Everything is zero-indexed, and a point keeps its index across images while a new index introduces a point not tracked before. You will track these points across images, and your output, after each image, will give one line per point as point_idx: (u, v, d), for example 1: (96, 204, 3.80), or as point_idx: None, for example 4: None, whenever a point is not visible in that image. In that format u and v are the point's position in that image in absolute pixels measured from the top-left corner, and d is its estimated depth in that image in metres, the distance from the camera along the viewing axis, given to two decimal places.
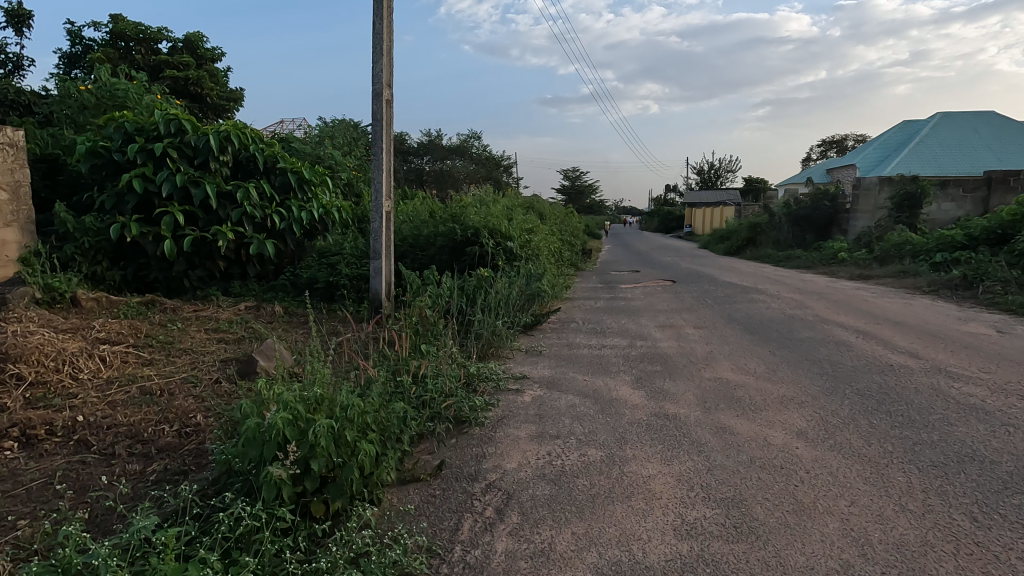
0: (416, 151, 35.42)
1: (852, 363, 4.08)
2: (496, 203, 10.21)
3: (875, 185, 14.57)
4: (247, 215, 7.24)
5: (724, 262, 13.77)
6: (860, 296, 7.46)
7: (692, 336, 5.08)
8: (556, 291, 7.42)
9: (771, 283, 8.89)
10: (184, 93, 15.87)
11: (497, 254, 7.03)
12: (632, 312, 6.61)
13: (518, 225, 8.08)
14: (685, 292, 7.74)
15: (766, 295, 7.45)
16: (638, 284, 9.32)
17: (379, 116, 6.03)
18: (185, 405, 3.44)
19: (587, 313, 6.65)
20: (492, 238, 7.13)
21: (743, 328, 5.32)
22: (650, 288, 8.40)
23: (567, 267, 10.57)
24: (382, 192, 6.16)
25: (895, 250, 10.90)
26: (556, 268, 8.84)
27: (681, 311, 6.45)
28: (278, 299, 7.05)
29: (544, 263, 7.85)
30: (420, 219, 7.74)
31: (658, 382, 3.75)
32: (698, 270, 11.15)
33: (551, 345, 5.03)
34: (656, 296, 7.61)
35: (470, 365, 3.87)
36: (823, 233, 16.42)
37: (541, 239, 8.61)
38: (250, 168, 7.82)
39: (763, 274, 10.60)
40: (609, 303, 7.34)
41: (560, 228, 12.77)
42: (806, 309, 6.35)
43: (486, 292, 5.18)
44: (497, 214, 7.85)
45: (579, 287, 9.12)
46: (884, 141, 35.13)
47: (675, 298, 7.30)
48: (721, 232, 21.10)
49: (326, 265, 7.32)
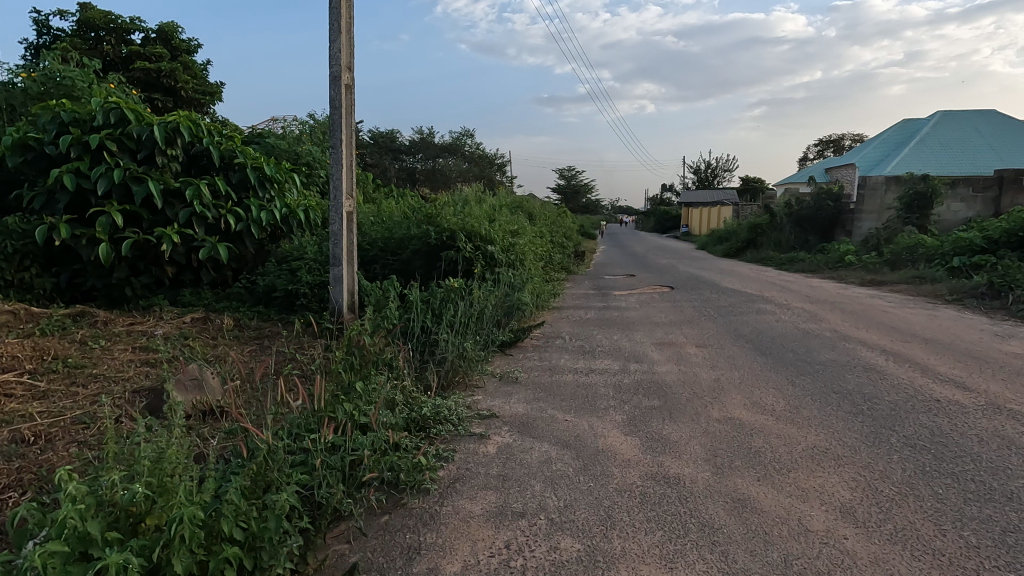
0: (407, 149, 34.62)
1: (890, 398, 3.37)
2: (481, 203, 9.46)
3: (882, 185, 13.90)
4: (198, 215, 6.49)
5: (724, 265, 13.07)
6: (878, 306, 6.76)
7: (695, 358, 4.38)
8: (542, 302, 6.70)
9: (777, 290, 8.18)
10: (157, 86, 15.13)
11: (476, 259, 6.32)
12: (625, 325, 5.90)
13: (502, 227, 7.36)
14: (685, 301, 7.03)
15: (775, 304, 6.75)
16: (633, 290, 8.61)
17: (338, 103, 5.29)
18: (52, 461, 2.69)
19: (575, 326, 5.93)
20: (470, 242, 6.41)
21: (752, 347, 4.61)
22: (645, 296, 7.69)
23: (557, 272, 9.86)
24: (343, 189, 5.42)
25: (906, 253, 10.23)
26: (544, 274, 8.13)
27: (680, 324, 5.74)
28: (232, 310, 6.32)
29: (529, 269, 7.14)
30: (392, 220, 7.00)
31: (656, 424, 3.04)
32: (697, 275, 10.44)
33: (530, 369, 4.31)
34: (653, 306, 6.90)
35: (426, 403, 3.15)
36: (825, 235, 15.75)
37: (527, 242, 7.89)
38: (204, 162, 7.06)
39: (767, 279, 9.91)
40: (601, 314, 6.62)
41: (551, 229, 12.05)
42: (820, 323, 5.64)
43: (457, 305, 4.46)
44: (477, 214, 7.13)
45: (569, 294, 8.40)
46: (884, 140, 34.54)
47: (674, 308, 6.59)
48: (719, 233, 20.41)
49: (287, 271, 6.58)
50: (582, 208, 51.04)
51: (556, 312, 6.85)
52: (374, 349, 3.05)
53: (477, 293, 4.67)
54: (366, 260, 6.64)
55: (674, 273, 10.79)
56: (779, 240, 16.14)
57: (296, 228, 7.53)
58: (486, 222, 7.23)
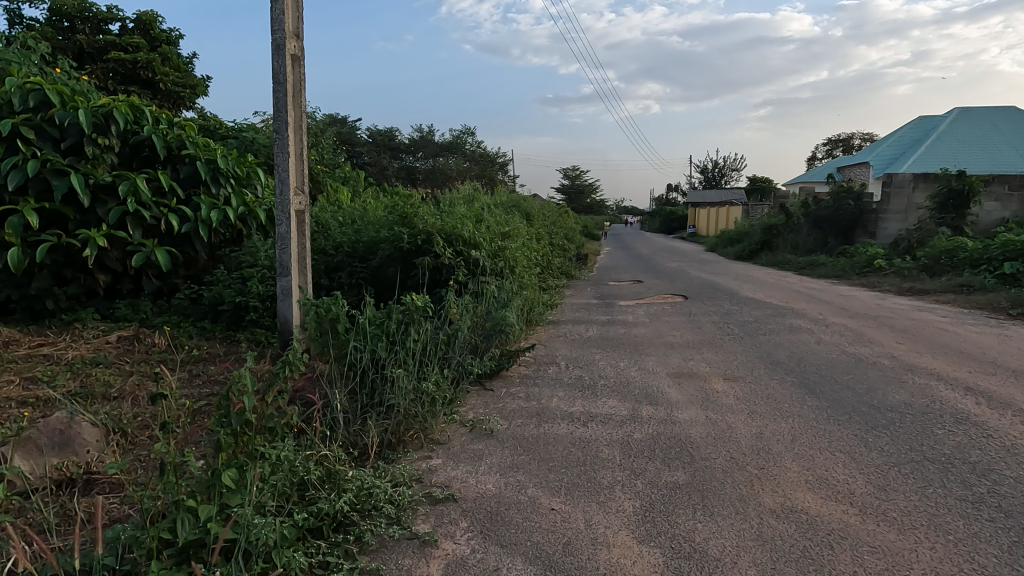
0: (407, 147, 33.71)
1: (1012, 473, 2.38)
2: (471, 202, 8.49)
3: (909, 182, 12.88)
4: (134, 215, 5.56)
5: (739, 270, 12.07)
6: (930, 321, 5.76)
7: (724, 399, 3.41)
8: (533, 316, 5.75)
9: (805, 300, 7.18)
10: (135, 78, 14.27)
11: (457, 266, 5.36)
12: (634, 345, 4.94)
13: (490, 228, 6.40)
14: (702, 316, 6.04)
15: (807, 319, 5.75)
16: (641, 300, 7.63)
17: (281, 78, 4.31)
18: None
19: (573, 347, 4.98)
20: (451, 246, 5.45)
21: (795, 383, 3.65)
22: (656, 309, 6.72)
23: (555, 280, 8.90)
24: (290, 184, 4.46)
25: (945, 258, 9.20)
26: (539, 283, 7.19)
27: (699, 346, 4.76)
28: (171, 326, 5.39)
29: (521, 277, 6.18)
30: (363, 221, 6.05)
31: (682, 522, 2.08)
32: (711, 281, 9.48)
33: (512, 412, 3.36)
34: (665, 321, 5.93)
35: (352, 487, 2.21)
36: (845, 237, 14.74)
37: (520, 246, 6.93)
38: (147, 154, 6.11)
39: (790, 286, 8.90)
40: (604, 331, 5.65)
41: (550, 231, 11.08)
42: (870, 345, 4.66)
43: (420, 329, 3.50)
44: (461, 214, 6.16)
45: (568, 304, 7.45)
46: (898, 138, 33.40)
47: (691, 325, 5.61)
48: (730, 234, 19.38)
49: (238, 279, 5.64)
50: (587, 208, 50.07)
51: (552, 328, 5.89)
52: (271, 411, 2.10)
53: (449, 312, 3.71)
54: (331, 267, 5.69)
55: (686, 279, 9.81)
56: (796, 242, 15.12)
57: (258, 229, 6.65)
58: (471, 223, 6.26)
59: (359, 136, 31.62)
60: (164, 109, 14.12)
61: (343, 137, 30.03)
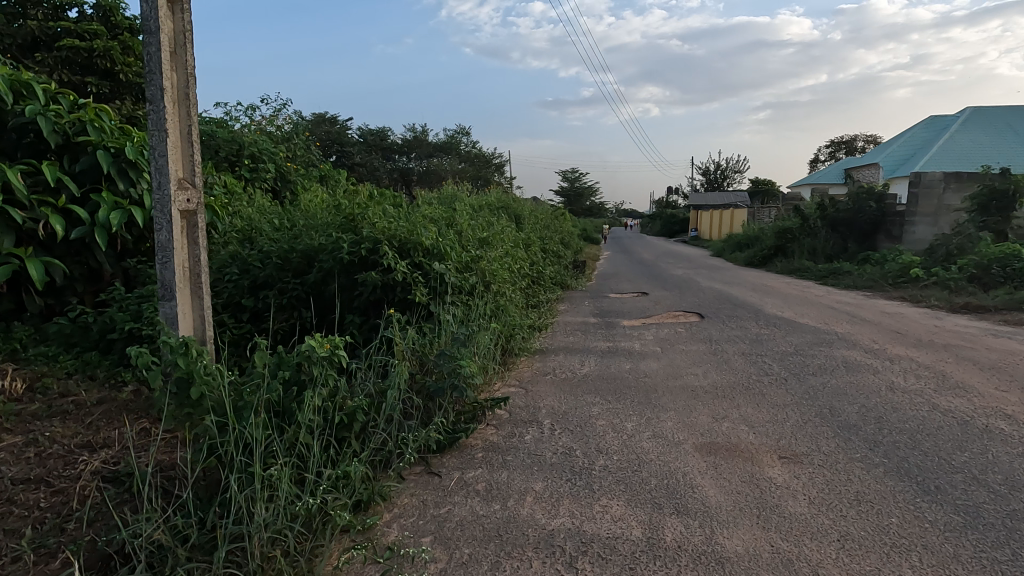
0: (400, 148, 32.60)
1: None
2: (449, 204, 7.27)
3: (939, 182, 11.69)
4: (7, 219, 4.30)
5: (753, 279, 10.87)
6: (1019, 351, 4.53)
7: (789, 505, 2.19)
8: (511, 344, 4.57)
9: (845, 319, 5.97)
10: (93, 68, 12.76)
11: (417, 283, 4.17)
12: (645, 390, 3.72)
13: (462, 233, 5.19)
14: (728, 344, 4.83)
15: (861, 350, 4.54)
16: (647, 318, 6.43)
17: (150, 25, 3.07)
18: None
19: (563, 392, 3.78)
20: (407, 257, 4.25)
21: (891, 472, 2.44)
22: (668, 332, 5.52)
23: (546, 294, 7.68)
24: (170, 174, 3.22)
25: (997, 267, 7.99)
26: (524, 299, 5.99)
27: (731, 395, 3.56)
28: (46, 360, 4.17)
29: (501, 294, 4.98)
30: (304, 224, 4.85)
31: None
32: (726, 294, 8.25)
33: (459, 524, 2.16)
34: (681, 350, 4.72)
35: None
36: (866, 241, 13.56)
37: (502, 256, 5.71)
38: (33, 141, 4.84)
39: (819, 300, 7.69)
40: (604, 364, 4.43)
41: (543, 236, 9.86)
42: (963, 394, 3.44)
43: (323, 392, 2.31)
44: (426, 217, 4.98)
45: (562, 325, 6.24)
46: (909, 138, 32.23)
47: (714, 358, 4.40)
48: (738, 238, 18.18)
49: (141, 299, 4.46)
50: (586, 211, 48.85)
51: (540, 361, 4.68)
52: None
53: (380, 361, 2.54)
54: (259, 284, 4.51)
55: (697, 291, 8.61)
56: (813, 246, 13.90)
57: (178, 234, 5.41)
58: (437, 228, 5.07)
59: (350, 135, 30.45)
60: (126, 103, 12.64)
61: (332, 136, 28.75)
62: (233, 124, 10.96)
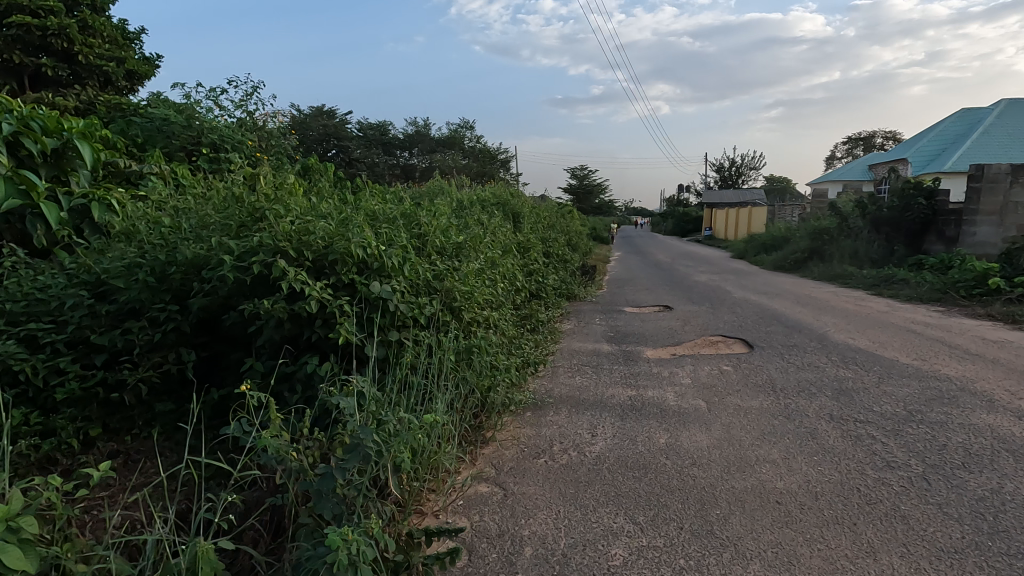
0: (402, 143, 31.41)
1: None
2: (423, 200, 5.82)
3: (1006, 175, 10.10)
4: None
5: (791, 287, 9.38)
6: None
7: None
8: (491, 399, 3.15)
9: (945, 352, 4.48)
10: (48, 50, 10.77)
11: (343, 312, 2.76)
12: (697, 498, 2.28)
13: (424, 236, 3.76)
14: (805, 400, 3.36)
15: (1009, 414, 3.06)
16: (678, 346, 4.96)
17: None
18: None
19: (563, 500, 2.33)
20: (331, 274, 2.84)
21: None
22: (710, 373, 4.04)
23: (547, 311, 6.21)
24: None
25: None
26: (513, 323, 4.54)
27: (849, 517, 2.10)
28: None
29: (479, 323, 3.56)
30: (199, 223, 3.42)
31: None
32: (767, 309, 6.77)
33: None
34: (738, 412, 3.24)
35: None
36: (913, 243, 11.99)
37: (485, 266, 4.25)
38: None
39: (886, 319, 6.20)
40: (625, 435, 2.99)
41: (547, 238, 8.36)
42: None
43: None
44: (373, 215, 3.55)
45: (567, 357, 4.77)
46: (940, 132, 30.36)
47: (794, 428, 2.94)
48: (762, 239, 16.63)
49: None
50: (595, 209, 47.37)
51: (534, 425, 3.23)
52: None
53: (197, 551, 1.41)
54: (127, 311, 3.11)
55: (731, 305, 7.13)
56: (853, 249, 12.31)
57: (68, 219, 4.23)
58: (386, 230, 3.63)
59: (350, 130, 29.14)
60: (90, 95, 10.69)
61: (330, 130, 27.35)
62: (193, 107, 9.52)
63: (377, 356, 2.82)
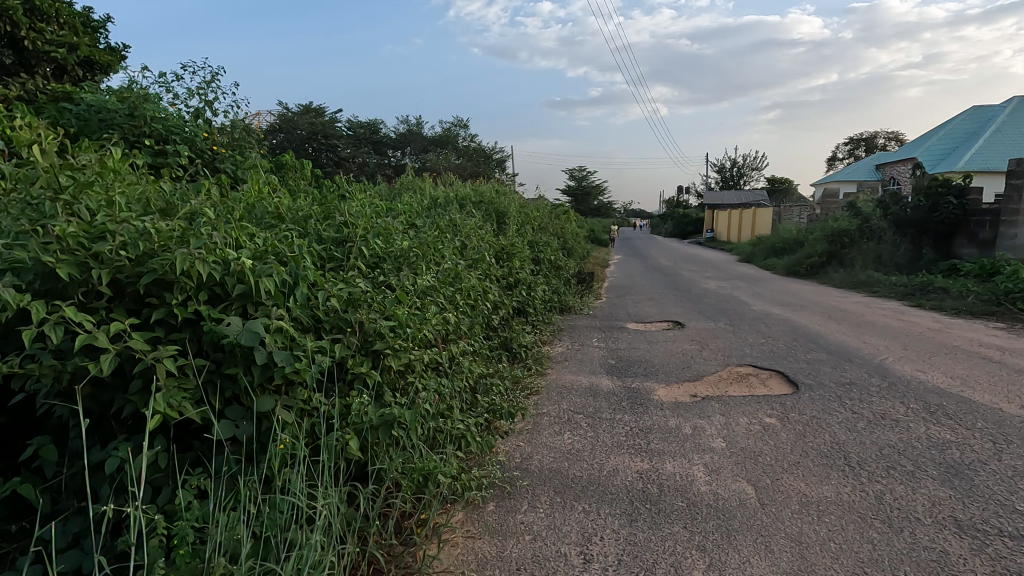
0: (394, 143, 30.30)
1: None
2: (376, 199, 4.66)
3: None
4: None
5: (814, 297, 8.30)
6: None
7: None
8: (427, 495, 2.06)
9: None
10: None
11: (178, 374, 1.69)
12: None
13: (346, 243, 2.66)
14: (899, 488, 2.27)
15: None
16: (699, 384, 3.86)
17: None
18: None
19: None
20: (160, 305, 1.76)
21: None
22: (748, 431, 2.95)
23: (533, 336, 5.08)
24: None
25: None
26: (481, 358, 3.40)
27: None
28: None
29: (424, 369, 2.46)
30: None
31: None
32: (797, 327, 5.68)
33: None
34: (803, 511, 2.14)
35: None
36: (942, 246, 10.89)
37: (442, 281, 3.13)
38: None
39: (944, 340, 5.12)
40: (642, 564, 1.86)
41: (536, 242, 7.19)
42: None
43: None
44: (267, 222, 2.48)
45: (555, 401, 3.63)
46: (951, 130, 29.28)
47: (906, 552, 1.85)
48: (773, 241, 15.52)
49: None
50: (594, 211, 46.23)
51: (496, 532, 2.10)
52: None
53: None
54: None
55: (754, 321, 6.03)
56: (877, 252, 11.20)
57: None
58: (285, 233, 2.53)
59: (339, 128, 27.85)
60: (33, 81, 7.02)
61: (317, 128, 26.04)
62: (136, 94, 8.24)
63: (235, 438, 1.79)
